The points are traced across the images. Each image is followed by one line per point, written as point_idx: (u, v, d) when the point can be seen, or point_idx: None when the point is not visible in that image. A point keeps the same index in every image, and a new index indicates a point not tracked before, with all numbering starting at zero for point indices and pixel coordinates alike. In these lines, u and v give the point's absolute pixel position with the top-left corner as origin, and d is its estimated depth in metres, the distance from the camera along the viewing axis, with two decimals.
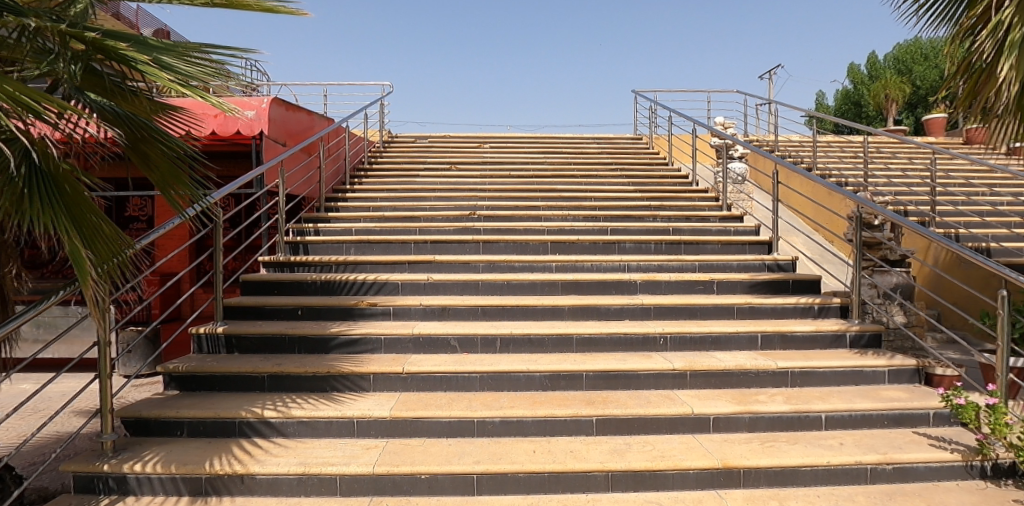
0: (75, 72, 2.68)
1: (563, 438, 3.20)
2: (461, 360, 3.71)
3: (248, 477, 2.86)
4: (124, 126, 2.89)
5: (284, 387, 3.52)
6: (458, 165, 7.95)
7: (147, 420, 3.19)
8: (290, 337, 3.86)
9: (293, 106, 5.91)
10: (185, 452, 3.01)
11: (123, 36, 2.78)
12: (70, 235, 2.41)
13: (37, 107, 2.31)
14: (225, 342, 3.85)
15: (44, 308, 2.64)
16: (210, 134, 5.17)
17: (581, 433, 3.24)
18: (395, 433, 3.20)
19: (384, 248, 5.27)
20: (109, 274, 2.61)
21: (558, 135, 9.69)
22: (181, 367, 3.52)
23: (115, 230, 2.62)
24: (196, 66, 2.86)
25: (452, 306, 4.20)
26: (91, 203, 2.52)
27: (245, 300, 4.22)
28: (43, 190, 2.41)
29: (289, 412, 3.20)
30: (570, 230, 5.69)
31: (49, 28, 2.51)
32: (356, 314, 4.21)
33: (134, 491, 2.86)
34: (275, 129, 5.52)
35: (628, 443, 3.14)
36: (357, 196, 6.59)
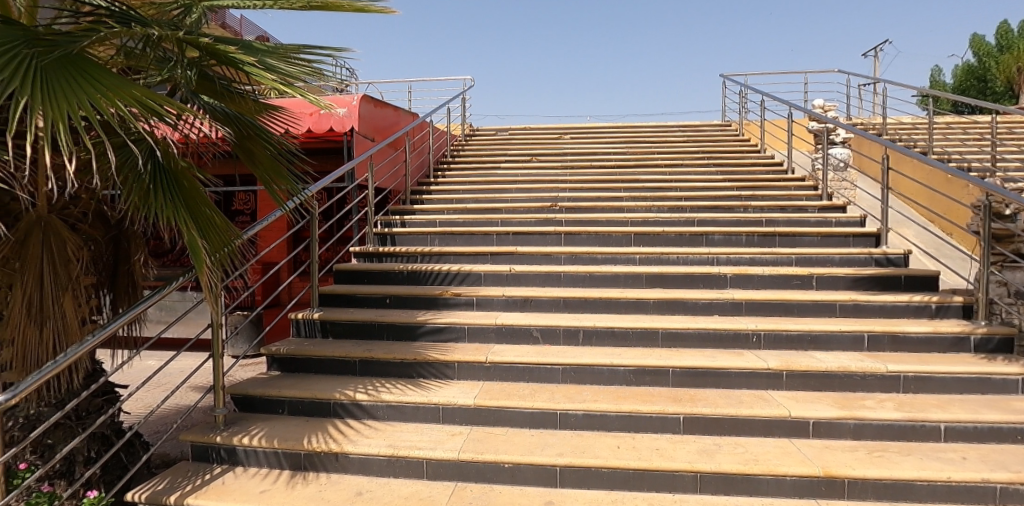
0: (191, 77, 2.98)
1: (649, 435, 3.17)
2: (543, 351, 3.74)
3: (342, 456, 3.03)
4: (233, 125, 3.18)
5: (375, 372, 3.69)
6: (539, 156, 7.99)
7: (253, 397, 3.45)
8: (379, 324, 4.03)
9: (380, 102, 6.15)
10: (286, 428, 3.24)
11: (232, 40, 3.02)
12: (188, 226, 2.66)
13: (159, 109, 2.56)
14: (320, 326, 4.09)
15: (166, 292, 2.94)
16: (307, 132, 5.52)
17: (666, 430, 3.18)
18: (479, 420, 3.28)
19: (467, 239, 5.38)
20: (222, 263, 2.86)
21: (641, 124, 9.51)
22: (282, 349, 3.78)
23: (225, 222, 2.87)
24: (296, 67, 3.11)
25: (534, 297, 4.25)
26: (205, 197, 2.79)
27: (337, 288, 4.46)
28: (166, 186, 2.70)
29: (379, 396, 3.36)
30: (654, 222, 5.57)
31: (169, 36, 2.75)
32: (441, 304, 4.34)
33: (243, 462, 3.12)
34: (364, 125, 5.76)
35: (719, 444, 3.06)
36: (440, 189, 6.77)
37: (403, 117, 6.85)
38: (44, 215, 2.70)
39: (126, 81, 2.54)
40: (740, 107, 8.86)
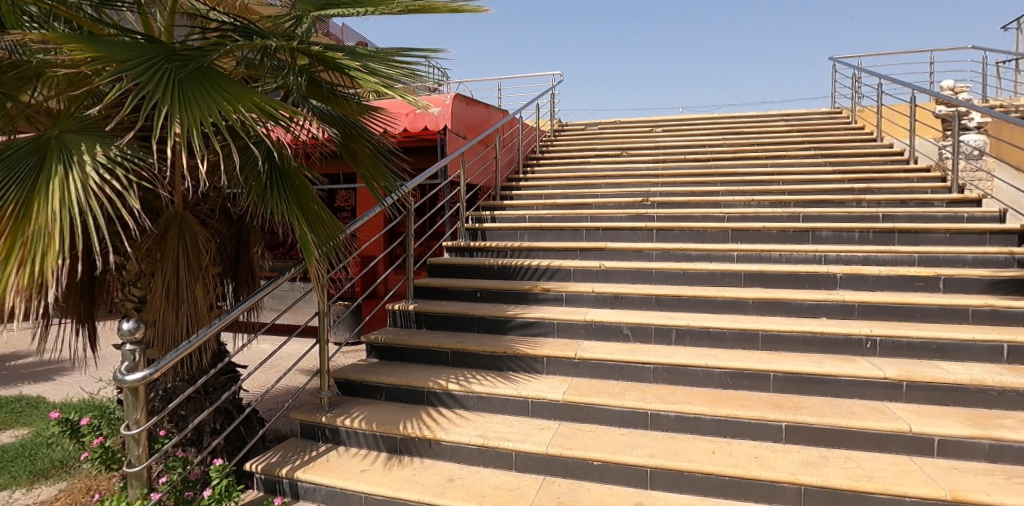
0: (302, 83, 3.21)
1: (746, 442, 3.07)
2: (634, 349, 3.71)
3: (435, 443, 3.16)
4: (339, 127, 3.43)
5: (467, 364, 3.82)
6: (629, 150, 7.88)
7: (354, 382, 3.68)
8: (471, 317, 4.15)
9: (471, 100, 6.30)
10: (383, 413, 3.43)
11: (339, 47, 3.23)
12: (299, 222, 2.90)
13: (276, 114, 2.80)
14: (414, 317, 4.28)
15: (280, 282, 3.20)
16: (404, 131, 5.79)
17: (765, 437, 3.07)
18: (567, 416, 3.31)
19: (556, 235, 5.42)
20: (328, 256, 3.09)
21: (741, 114, 9.10)
22: (380, 338, 3.99)
23: (331, 218, 3.10)
24: (395, 69, 3.29)
25: (625, 294, 4.21)
26: (314, 194, 3.03)
27: (431, 281, 4.64)
28: (280, 185, 2.96)
29: (470, 387, 3.48)
30: (754, 217, 5.34)
31: (284, 47, 2.99)
32: (531, 299, 4.40)
33: (345, 442, 3.34)
34: (456, 124, 5.93)
35: (826, 456, 2.91)
36: (529, 184, 6.84)
37: (494, 115, 6.98)
38: (179, 211, 3.03)
39: (248, 90, 2.80)
40: (853, 92, 8.27)
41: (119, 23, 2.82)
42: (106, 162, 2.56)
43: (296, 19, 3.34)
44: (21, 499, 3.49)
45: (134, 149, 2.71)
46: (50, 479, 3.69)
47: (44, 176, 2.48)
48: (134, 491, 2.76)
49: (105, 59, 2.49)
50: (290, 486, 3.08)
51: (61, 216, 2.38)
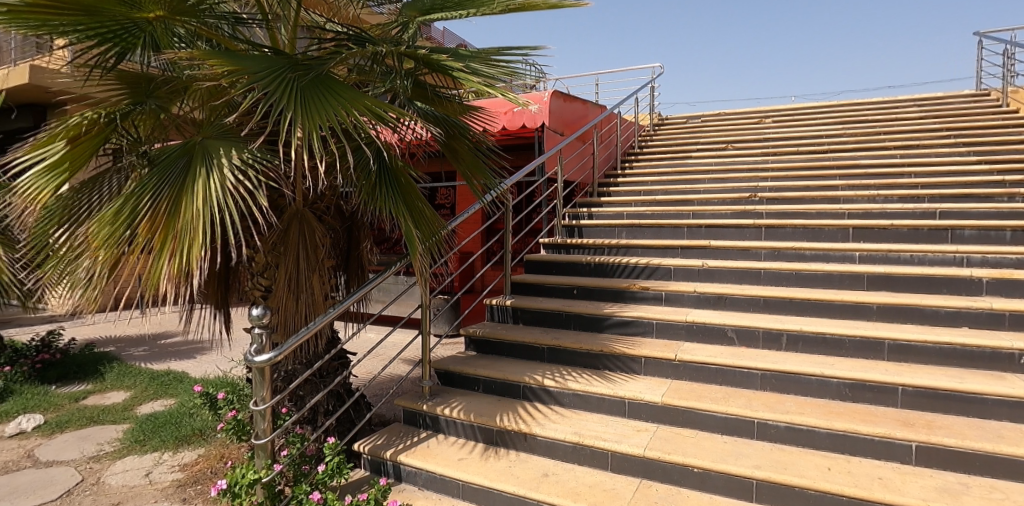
0: (408, 86, 3.40)
1: (866, 460, 2.87)
2: (739, 354, 3.57)
3: (530, 437, 3.23)
4: (442, 127, 3.59)
5: (562, 360, 3.85)
6: (735, 143, 7.55)
7: (453, 373, 3.84)
8: (567, 314, 4.18)
9: (570, 96, 6.30)
10: (480, 405, 3.54)
11: (444, 49, 3.38)
12: (405, 218, 3.07)
13: (384, 116, 2.96)
14: (511, 312, 4.38)
15: (387, 275, 3.40)
16: (502, 129, 5.90)
17: (888, 456, 2.86)
18: (666, 419, 3.26)
19: (655, 232, 5.32)
20: (431, 251, 3.24)
21: (865, 101, 8.42)
22: (478, 331, 4.12)
23: (434, 215, 3.25)
24: (496, 68, 3.38)
25: (729, 295, 4.06)
26: (417, 192, 3.20)
27: (528, 278, 4.72)
28: (388, 184, 3.15)
29: (566, 384, 3.51)
30: (880, 213, 4.95)
31: (392, 52, 3.16)
32: (629, 297, 4.36)
33: (444, 430, 3.49)
34: (554, 120, 5.95)
35: (964, 483, 2.66)
36: (628, 180, 6.75)
37: (593, 111, 6.93)
38: (299, 209, 3.29)
39: (360, 94, 2.98)
40: (1004, 73, 7.38)
41: (250, 39, 3.11)
42: (241, 164, 2.84)
43: (403, 25, 3.52)
44: (169, 461, 3.96)
45: (263, 152, 2.98)
46: (191, 445, 4.16)
47: (190, 177, 2.79)
48: (260, 461, 3.06)
49: (240, 71, 2.75)
50: (394, 468, 3.27)
51: (205, 213, 2.68)
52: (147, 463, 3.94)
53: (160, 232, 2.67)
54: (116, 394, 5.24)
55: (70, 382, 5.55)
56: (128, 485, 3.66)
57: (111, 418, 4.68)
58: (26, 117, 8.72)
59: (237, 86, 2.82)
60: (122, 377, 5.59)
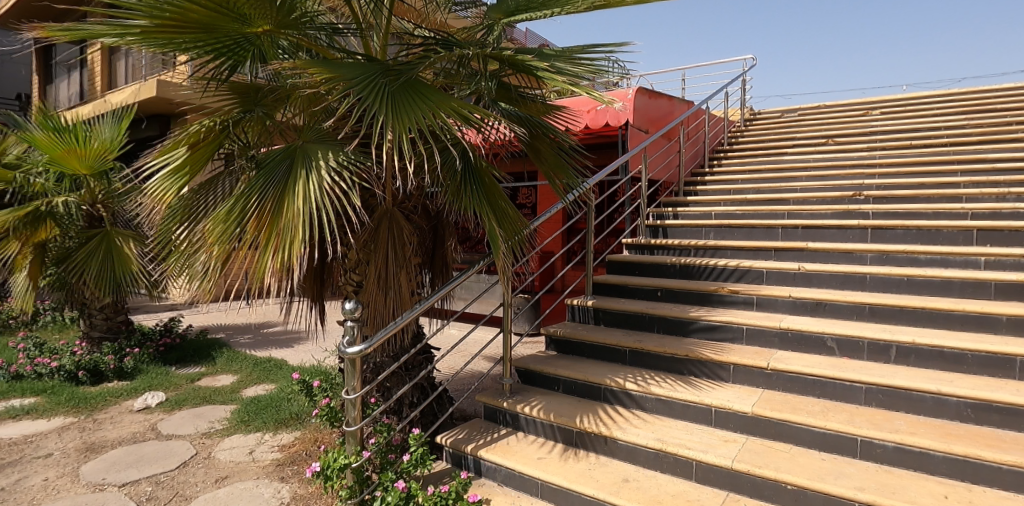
0: (492, 87, 3.47)
1: (989, 489, 2.63)
2: (839, 365, 3.37)
3: (611, 440, 3.21)
4: (526, 126, 3.64)
5: (646, 364, 3.79)
6: (837, 137, 7.09)
7: (533, 372, 3.88)
8: (650, 316, 4.11)
9: (655, 93, 6.17)
10: (560, 405, 3.56)
11: (528, 50, 3.42)
12: (489, 217, 3.14)
13: (470, 117, 3.02)
14: (593, 313, 4.36)
15: (471, 273, 3.48)
16: (585, 128, 5.85)
17: (1016, 487, 2.60)
18: (756, 431, 3.14)
19: (746, 233, 5.11)
20: (513, 250, 3.29)
21: (993, 88, 7.64)
22: (559, 331, 4.14)
23: (517, 214, 3.29)
24: (580, 66, 3.40)
25: (829, 301, 3.83)
26: (501, 192, 3.26)
27: (610, 278, 4.68)
28: (472, 184, 3.24)
29: (648, 388, 3.45)
30: (1010, 214, 4.48)
31: (478, 54, 3.22)
32: (718, 301, 4.22)
33: (524, 428, 3.53)
34: (639, 118, 5.84)
35: None
36: (716, 178, 6.51)
37: (680, 107, 6.75)
38: (389, 208, 3.43)
39: (447, 96, 3.07)
40: None
41: (346, 48, 3.28)
42: (337, 167, 3.01)
43: (488, 28, 3.59)
44: (269, 441, 4.26)
45: (356, 155, 3.14)
46: (289, 427, 4.46)
47: (292, 179, 2.98)
48: (350, 447, 3.22)
49: (337, 79, 2.91)
50: (474, 463, 3.36)
51: (304, 212, 2.85)
52: (251, 442, 4.27)
53: (265, 230, 2.87)
54: (225, 377, 5.70)
55: (187, 364, 6.10)
56: (234, 461, 3.99)
57: (221, 399, 5.10)
58: (153, 125, 9.66)
59: (333, 92, 2.98)
60: (231, 361, 6.08)
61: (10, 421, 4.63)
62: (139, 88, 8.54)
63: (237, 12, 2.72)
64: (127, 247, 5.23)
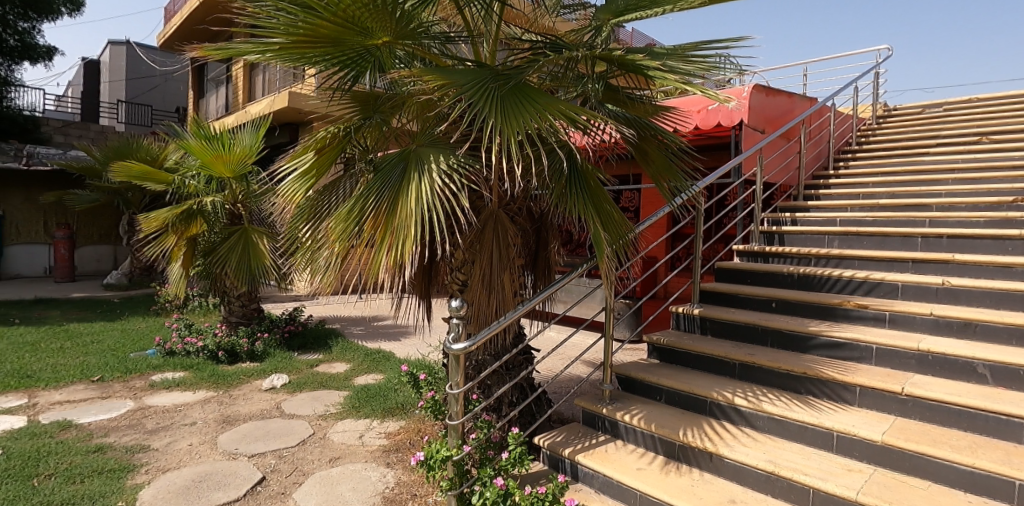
0: (599, 88, 3.46)
1: None
2: (990, 395, 3.01)
3: (717, 457, 3.08)
4: (634, 128, 3.58)
5: (757, 380, 3.60)
6: (992, 135, 6.31)
7: (634, 379, 3.81)
8: (764, 329, 3.89)
9: (773, 90, 5.83)
10: (662, 416, 3.47)
11: (639, 49, 3.36)
12: (594, 220, 3.12)
13: (576, 119, 3.02)
14: (699, 322, 4.21)
15: (574, 276, 3.48)
16: (694, 129, 5.64)
17: None
18: (885, 462, 2.88)
19: (878, 241, 4.67)
20: (617, 254, 3.25)
21: None
22: (662, 339, 4.04)
23: (622, 217, 3.25)
24: (694, 64, 3.30)
25: (978, 322, 3.42)
26: (606, 195, 3.23)
27: (719, 287, 4.49)
28: (577, 187, 3.24)
29: (760, 405, 3.28)
30: None
31: (586, 56, 3.19)
32: (842, 315, 3.91)
33: (623, 436, 3.48)
34: (754, 117, 5.54)
35: None
36: (842, 180, 6.02)
37: (802, 104, 6.33)
38: (495, 210, 3.51)
39: (554, 99, 3.08)
40: None
41: (457, 56, 3.40)
42: (447, 169, 3.12)
43: (596, 29, 3.57)
44: (377, 428, 4.51)
45: (466, 158, 3.24)
46: (395, 416, 4.70)
47: (405, 181, 3.13)
48: (452, 440, 3.33)
49: (449, 85, 3.02)
50: (571, 467, 3.36)
51: (416, 212, 2.98)
52: (361, 427, 4.54)
53: (381, 229, 3.04)
54: (340, 365, 6.10)
55: (307, 350, 6.61)
56: (346, 443, 4.27)
57: (336, 384, 5.47)
58: (285, 133, 10.54)
59: (446, 98, 3.09)
60: (345, 350, 6.50)
61: (163, 391, 5.26)
62: (274, 99, 9.36)
63: (360, 26, 2.89)
64: (261, 243, 5.76)
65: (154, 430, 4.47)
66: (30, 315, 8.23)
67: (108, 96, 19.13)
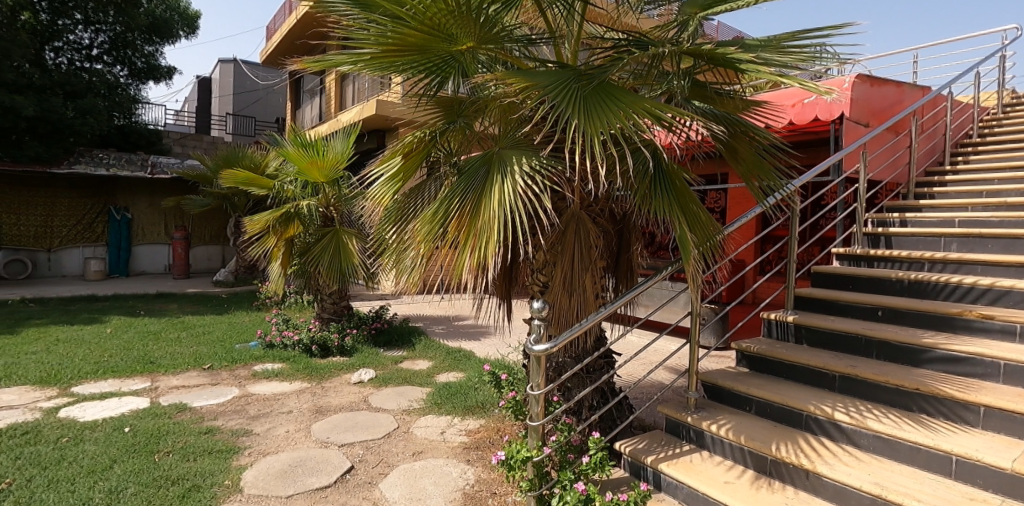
0: (685, 85, 3.35)
1: None
2: None
3: (814, 476, 2.89)
4: (723, 124, 3.43)
5: (861, 394, 3.35)
6: None
7: (722, 388, 3.66)
8: (868, 339, 3.62)
9: (879, 80, 5.41)
10: (752, 427, 3.30)
11: (730, 42, 3.22)
12: (680, 221, 3.02)
13: (661, 117, 2.93)
14: (794, 330, 3.98)
15: (657, 279, 3.38)
16: (789, 124, 5.31)
17: None
18: (1014, 492, 2.60)
19: (1004, 244, 4.20)
20: (705, 256, 3.12)
21: None
22: (752, 347, 3.85)
23: (710, 219, 3.12)
24: (791, 56, 3.13)
25: None
26: (693, 195, 3.11)
27: (817, 293, 4.22)
28: (663, 187, 3.14)
29: (864, 422, 3.05)
30: None
31: (673, 51, 3.09)
32: (961, 327, 3.56)
33: (710, 447, 3.35)
34: (857, 109, 5.16)
35: None
36: (960, 176, 5.49)
37: (912, 94, 5.83)
38: (577, 211, 3.48)
39: (639, 97, 3.01)
40: None
41: (539, 58, 3.41)
42: (530, 171, 3.12)
43: (682, 24, 3.43)
44: (458, 425, 4.60)
45: (549, 159, 3.22)
46: (476, 414, 4.77)
47: (489, 183, 3.16)
48: (532, 441, 3.33)
49: (533, 87, 3.01)
50: (654, 476, 3.28)
51: (499, 213, 3.00)
52: (443, 423, 4.64)
53: (464, 230, 3.09)
54: (422, 362, 6.28)
55: (392, 347, 6.85)
56: (429, 438, 4.38)
57: (419, 381, 5.63)
58: (373, 139, 10.98)
59: (529, 99, 3.09)
60: (428, 348, 6.68)
61: (264, 381, 5.63)
62: (363, 107, 9.77)
63: (446, 33, 2.94)
64: (351, 244, 6.03)
65: (256, 416, 4.79)
66: (152, 308, 9.06)
67: (217, 108, 20.71)
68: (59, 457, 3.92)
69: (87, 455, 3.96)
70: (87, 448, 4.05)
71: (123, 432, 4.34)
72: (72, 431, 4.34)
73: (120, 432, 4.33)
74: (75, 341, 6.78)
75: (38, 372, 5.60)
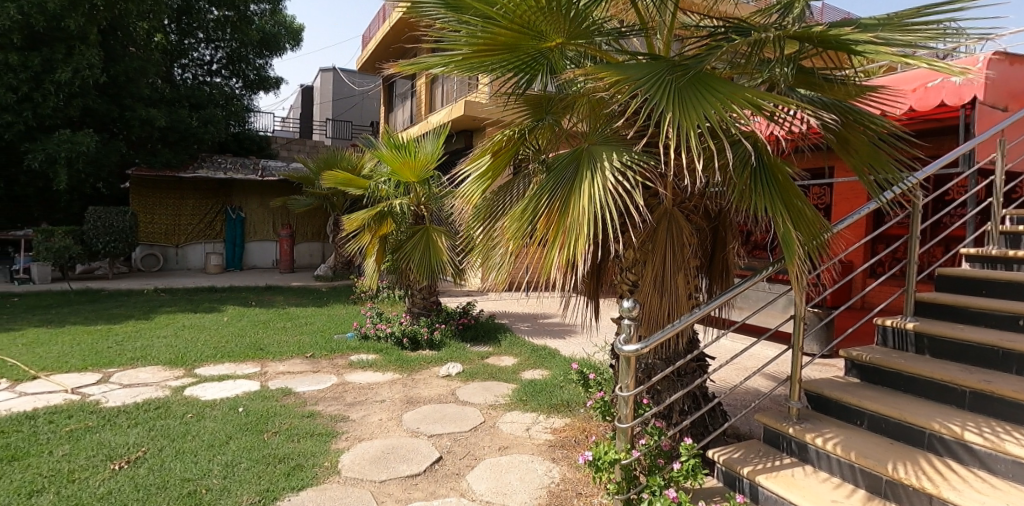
0: (788, 72, 3.13)
1: None
2: None
3: (939, 501, 2.62)
4: (832, 113, 3.17)
5: (995, 413, 2.99)
6: None
7: (829, 398, 3.40)
8: (1006, 352, 3.23)
9: (1021, 57, 4.77)
10: (864, 443, 3.04)
11: (845, 23, 2.96)
12: (783, 217, 2.82)
13: (762, 106, 2.75)
14: (913, 339, 3.63)
15: (756, 280, 3.18)
16: (909, 111, 4.84)
17: None
18: None
19: None
20: (811, 255, 2.90)
21: None
22: (865, 356, 3.56)
23: (818, 215, 2.89)
24: (917, 34, 2.85)
25: None
26: (798, 189, 2.89)
27: (941, 298, 3.83)
28: (764, 181, 2.95)
29: (1001, 445, 2.72)
30: None
31: (777, 36, 2.88)
32: None
33: (814, 462, 3.12)
34: (993, 92, 4.58)
35: None
36: None
37: None
38: (669, 208, 3.34)
39: (739, 86, 2.83)
40: None
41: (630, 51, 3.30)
42: (621, 166, 3.04)
43: (786, 7, 3.20)
44: (543, 422, 4.58)
45: (640, 154, 3.11)
46: (561, 413, 4.73)
47: (578, 180, 3.10)
48: (621, 444, 3.24)
49: (625, 80, 2.91)
50: (751, 488, 3.10)
51: (590, 209, 2.93)
52: (528, 420, 4.64)
53: (553, 228, 3.05)
54: (508, 358, 6.32)
55: (479, 343, 6.95)
56: (514, 434, 4.39)
57: (505, 377, 5.67)
58: (461, 139, 11.19)
59: (621, 93, 3.00)
60: (513, 345, 6.72)
61: (359, 370, 5.88)
62: (452, 107, 9.98)
63: (536, 30, 2.91)
64: (441, 241, 6.17)
65: (352, 403, 5.02)
66: (261, 299, 9.74)
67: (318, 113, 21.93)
68: (184, 430, 4.29)
69: (207, 430, 4.31)
70: (207, 424, 4.41)
71: (238, 411, 4.68)
72: (195, 408, 4.74)
73: (234, 411, 4.67)
74: (196, 328, 7.41)
75: (167, 354, 6.18)
